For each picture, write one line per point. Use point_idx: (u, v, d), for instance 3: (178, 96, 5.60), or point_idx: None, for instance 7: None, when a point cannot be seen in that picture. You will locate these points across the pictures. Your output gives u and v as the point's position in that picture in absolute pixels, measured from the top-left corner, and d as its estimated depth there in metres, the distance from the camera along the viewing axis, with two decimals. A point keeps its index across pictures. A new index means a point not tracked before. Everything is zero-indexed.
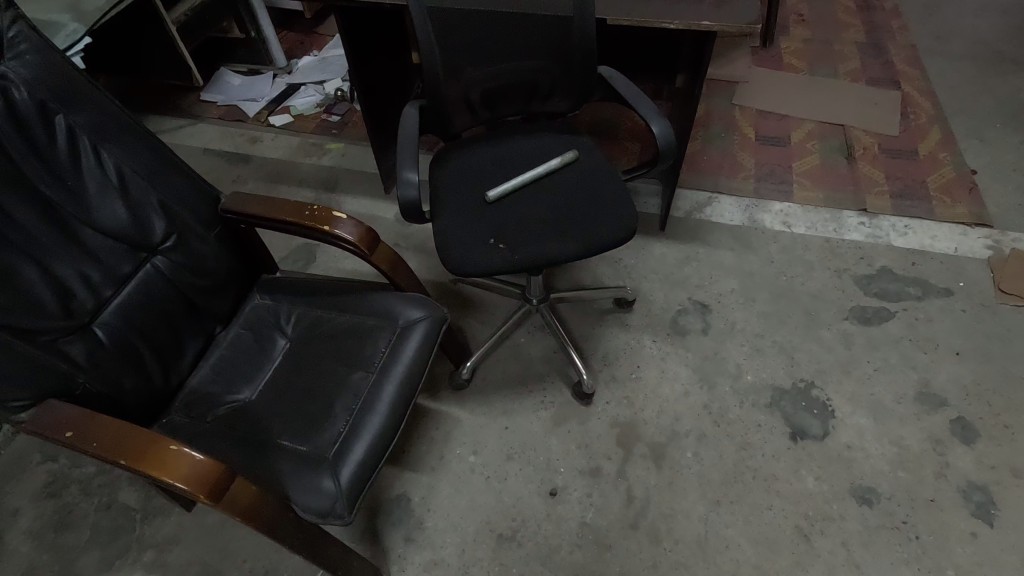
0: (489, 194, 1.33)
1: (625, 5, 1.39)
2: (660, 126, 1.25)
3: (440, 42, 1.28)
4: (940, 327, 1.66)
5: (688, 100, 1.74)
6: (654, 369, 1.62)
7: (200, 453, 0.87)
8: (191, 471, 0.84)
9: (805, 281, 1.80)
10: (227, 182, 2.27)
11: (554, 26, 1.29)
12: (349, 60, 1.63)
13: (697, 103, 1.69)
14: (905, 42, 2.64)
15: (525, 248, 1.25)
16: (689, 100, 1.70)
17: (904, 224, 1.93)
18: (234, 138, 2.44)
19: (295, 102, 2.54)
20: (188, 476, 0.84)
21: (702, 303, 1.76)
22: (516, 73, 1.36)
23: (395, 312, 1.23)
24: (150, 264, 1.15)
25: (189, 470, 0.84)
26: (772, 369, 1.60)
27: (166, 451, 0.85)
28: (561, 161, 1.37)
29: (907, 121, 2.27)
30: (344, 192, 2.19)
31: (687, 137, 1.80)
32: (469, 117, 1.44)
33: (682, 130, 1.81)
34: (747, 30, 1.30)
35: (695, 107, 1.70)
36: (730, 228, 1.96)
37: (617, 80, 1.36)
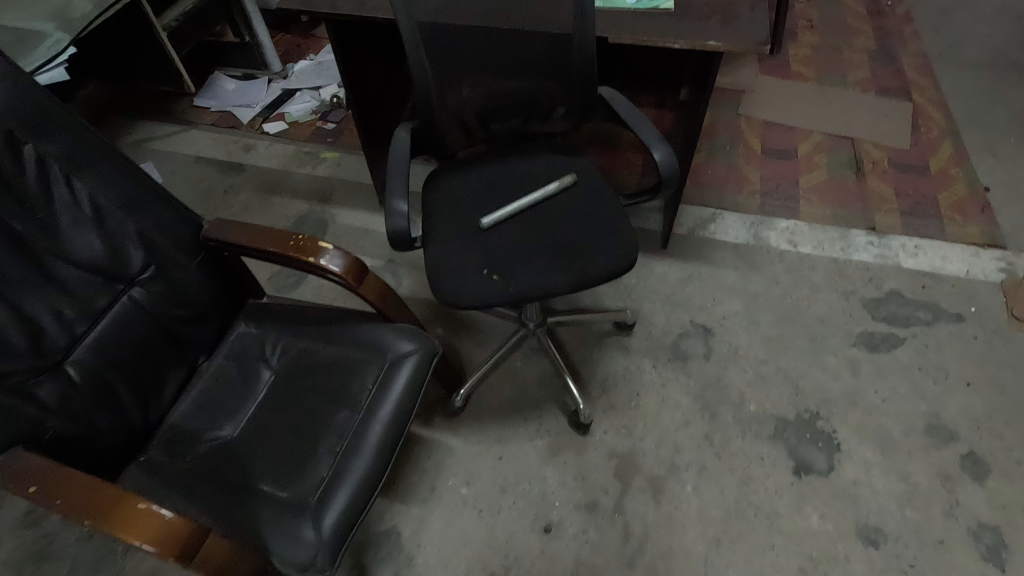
0: (483, 220, 1.27)
1: (626, 22, 1.32)
2: (662, 153, 1.19)
3: (432, 59, 1.22)
4: (950, 355, 1.61)
5: (694, 115, 1.68)
6: (654, 397, 1.57)
7: (171, 511, 0.82)
8: (161, 533, 0.79)
9: (811, 303, 1.74)
10: (219, 193, 2.21)
11: (553, 41, 1.22)
12: (339, 63, 1.58)
13: (703, 116, 1.62)
14: (917, 50, 2.57)
15: (519, 279, 1.19)
16: (694, 114, 1.64)
17: (915, 243, 1.87)
18: (227, 146, 2.38)
19: (290, 108, 2.48)
20: (158, 538, 0.79)
21: (704, 326, 1.71)
22: (513, 92, 1.30)
23: (384, 345, 1.19)
24: (127, 296, 1.10)
25: (159, 532, 0.79)
26: (775, 398, 1.55)
27: (134, 510, 0.81)
28: (559, 185, 1.32)
29: (918, 134, 2.21)
30: (338, 204, 2.13)
31: (692, 154, 1.75)
32: (464, 138, 1.38)
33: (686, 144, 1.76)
34: (756, 50, 1.23)
35: (701, 122, 1.64)
36: (734, 246, 1.90)
37: (618, 102, 1.30)
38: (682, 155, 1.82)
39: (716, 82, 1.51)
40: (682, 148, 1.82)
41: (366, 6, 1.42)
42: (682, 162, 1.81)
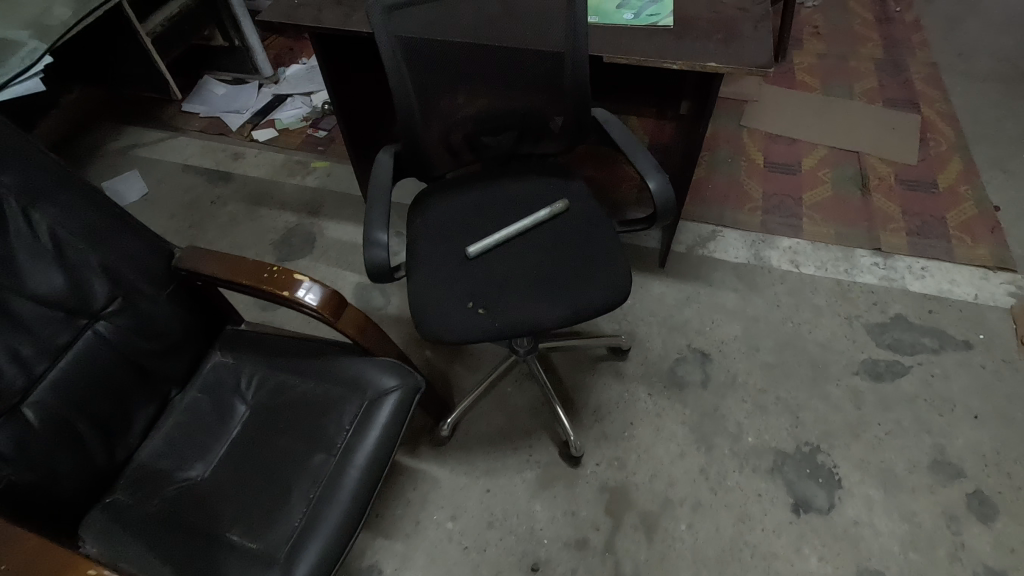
0: (470, 249, 1.21)
1: (622, 40, 1.26)
2: (658, 183, 1.13)
3: (416, 78, 1.15)
4: (956, 386, 1.55)
5: (695, 130, 1.61)
6: (648, 427, 1.51)
7: None
8: None
9: (813, 328, 1.68)
10: (206, 204, 2.15)
11: (545, 59, 1.15)
12: (326, 77, 1.50)
13: (704, 131, 1.55)
14: (925, 60, 2.49)
15: (506, 314, 1.13)
16: (695, 129, 1.57)
17: (921, 265, 1.80)
18: (215, 154, 2.32)
19: (281, 115, 2.42)
20: None
21: (702, 351, 1.65)
22: (503, 113, 1.24)
23: (364, 383, 1.13)
24: (92, 331, 1.05)
25: None
26: (774, 430, 1.49)
27: None
28: (550, 212, 1.26)
29: (926, 148, 2.14)
30: (327, 216, 2.07)
31: (692, 170, 1.68)
32: (451, 160, 1.31)
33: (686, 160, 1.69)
34: (759, 73, 1.16)
35: (703, 138, 1.57)
36: (734, 266, 1.84)
37: (613, 125, 1.24)
38: (682, 171, 1.75)
39: (717, 98, 1.44)
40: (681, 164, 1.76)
41: (351, 19, 1.36)
42: (682, 178, 1.74)
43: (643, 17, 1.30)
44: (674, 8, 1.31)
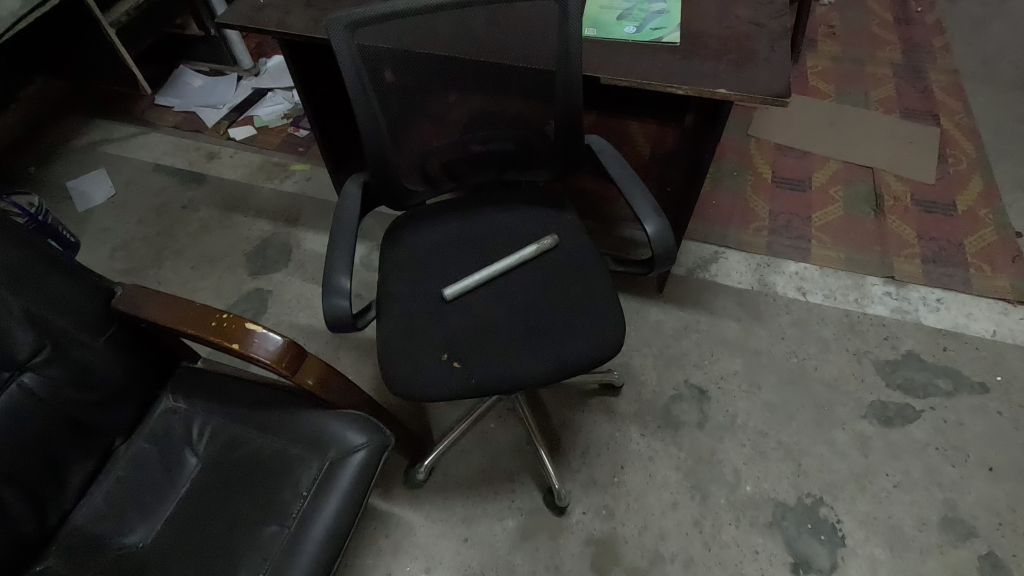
0: (447, 291, 1.09)
1: (622, 58, 1.12)
2: (655, 227, 1.01)
3: (385, 101, 1.01)
4: (970, 433, 1.45)
5: (698, 154, 1.49)
6: (639, 472, 1.41)
7: None
8: None
9: (819, 365, 1.57)
10: (177, 209, 2.01)
11: (535, 78, 1.02)
12: (297, 79, 1.37)
13: (712, 151, 1.42)
14: (946, 66, 2.35)
15: (484, 369, 1.02)
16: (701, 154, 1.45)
17: (936, 296, 1.69)
18: (189, 153, 2.18)
19: (260, 111, 2.27)
20: None
21: (700, 388, 1.54)
22: (487, 136, 1.10)
23: (324, 442, 1.03)
24: (16, 384, 0.93)
25: None
26: (774, 479, 1.40)
27: None
28: (537, 249, 1.14)
29: (945, 166, 2.01)
30: (304, 225, 1.94)
31: (698, 194, 1.56)
32: (428, 186, 1.18)
33: (690, 183, 1.57)
34: (774, 102, 1.03)
35: (709, 164, 1.46)
36: (737, 292, 1.73)
37: (609, 155, 1.11)
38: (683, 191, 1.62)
39: (727, 120, 1.33)
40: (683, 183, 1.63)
41: (320, 23, 1.23)
42: (683, 198, 1.62)
43: (646, 30, 1.16)
44: (681, 22, 1.17)
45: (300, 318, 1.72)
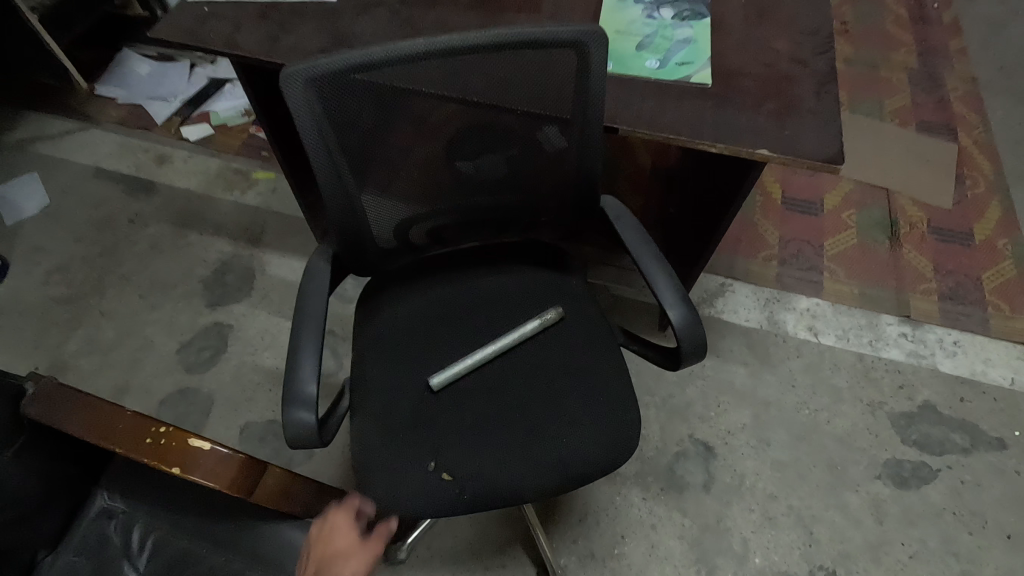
0: (434, 380, 0.93)
1: (643, 102, 0.94)
2: (682, 316, 0.85)
3: (355, 162, 0.82)
4: (988, 497, 1.37)
5: (715, 205, 1.23)
6: (641, 543, 1.30)
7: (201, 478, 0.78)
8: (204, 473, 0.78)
9: (831, 417, 1.47)
10: (122, 224, 1.78)
11: (542, 134, 0.84)
12: (249, 84, 1.16)
13: (731, 216, 1.19)
14: (963, 72, 2.20)
15: (479, 481, 0.87)
16: (724, 204, 1.18)
17: (953, 339, 1.59)
18: (136, 155, 1.93)
19: (216, 106, 2.02)
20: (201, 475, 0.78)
21: (706, 444, 1.43)
22: (481, 195, 0.93)
23: (288, 563, 0.87)
24: None
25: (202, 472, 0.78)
26: (785, 550, 1.30)
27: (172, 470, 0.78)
28: (538, 325, 0.97)
29: (962, 188, 1.88)
30: (268, 246, 1.73)
31: (713, 251, 1.32)
32: (409, 251, 1.00)
33: (700, 235, 1.34)
34: (822, 165, 0.87)
35: (732, 218, 1.20)
36: (745, 331, 1.60)
37: (625, 220, 0.94)
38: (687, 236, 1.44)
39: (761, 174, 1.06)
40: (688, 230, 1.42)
41: (279, 44, 1.01)
42: (690, 247, 1.42)
43: (671, 66, 0.98)
44: (710, 56, 1.00)
45: (265, 358, 1.53)
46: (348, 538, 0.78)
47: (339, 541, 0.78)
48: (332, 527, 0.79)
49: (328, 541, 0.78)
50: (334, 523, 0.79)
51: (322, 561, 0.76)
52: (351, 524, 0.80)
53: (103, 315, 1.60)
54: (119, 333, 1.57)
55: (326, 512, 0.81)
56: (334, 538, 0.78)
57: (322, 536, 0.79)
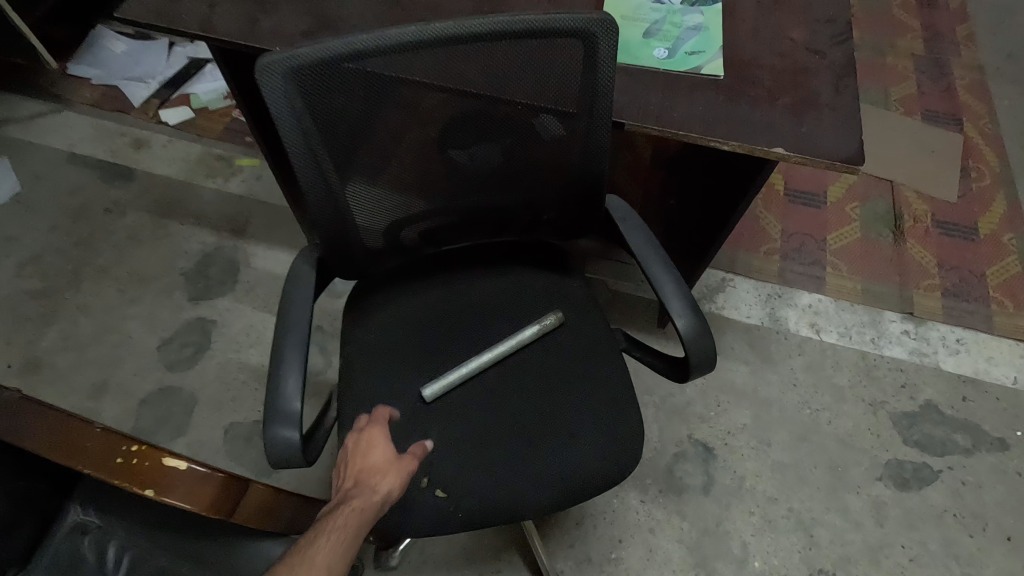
0: (426, 391, 0.88)
1: (651, 94, 0.88)
2: (690, 325, 0.80)
3: (341, 160, 0.75)
4: (989, 499, 1.35)
5: (723, 203, 1.18)
6: (640, 547, 1.27)
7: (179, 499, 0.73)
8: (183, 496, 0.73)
9: (832, 417, 1.44)
10: (98, 213, 1.70)
11: (543, 129, 0.78)
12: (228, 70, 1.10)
13: (739, 215, 1.15)
14: (970, 60, 2.15)
15: (475, 499, 0.83)
16: (732, 203, 1.14)
17: (956, 337, 1.56)
18: (112, 139, 1.83)
19: (197, 88, 1.92)
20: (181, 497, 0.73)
21: (705, 445, 1.39)
22: (476, 193, 0.86)
23: None
24: None
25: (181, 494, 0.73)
26: (785, 553, 1.28)
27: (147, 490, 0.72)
28: (537, 331, 0.92)
29: (967, 181, 1.84)
30: (253, 237, 1.66)
31: (719, 249, 1.27)
32: (399, 253, 0.94)
33: (706, 232, 1.29)
34: (841, 165, 0.82)
35: (739, 217, 1.15)
36: (746, 328, 1.56)
37: (630, 221, 0.88)
38: (688, 231, 1.39)
39: (771, 174, 1.02)
40: (691, 225, 1.37)
41: (258, 27, 0.94)
42: (694, 243, 1.37)
43: (680, 55, 0.92)
44: (722, 45, 0.93)
45: (251, 356, 1.47)
46: (386, 452, 0.74)
47: (376, 453, 0.74)
48: (369, 439, 0.76)
49: (365, 453, 0.74)
50: (370, 436, 0.76)
51: (359, 473, 0.73)
52: (387, 440, 0.77)
53: (79, 310, 1.53)
54: (96, 329, 1.50)
55: (359, 426, 0.78)
56: (370, 451, 0.75)
57: (357, 450, 0.76)
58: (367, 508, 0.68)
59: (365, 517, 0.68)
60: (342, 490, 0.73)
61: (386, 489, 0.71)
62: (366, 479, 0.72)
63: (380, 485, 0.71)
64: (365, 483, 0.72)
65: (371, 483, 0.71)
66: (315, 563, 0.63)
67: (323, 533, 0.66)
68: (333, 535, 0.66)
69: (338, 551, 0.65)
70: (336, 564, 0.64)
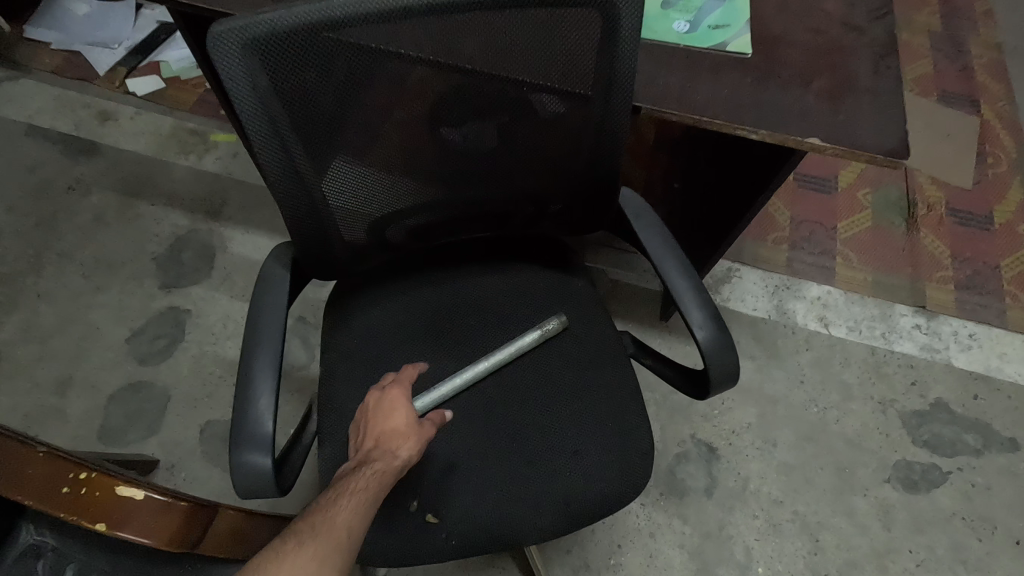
0: (415, 404, 0.79)
1: (670, 75, 0.78)
2: (711, 337, 0.72)
3: (313, 145, 0.65)
4: (999, 502, 1.30)
5: (739, 193, 1.08)
6: (640, 552, 1.22)
7: (139, 532, 0.66)
8: (146, 529, 0.66)
9: (840, 416, 1.38)
10: (61, 191, 1.57)
11: (549, 112, 0.68)
12: (190, 37, 0.98)
13: (757, 208, 1.05)
14: (989, 38, 2.04)
15: (468, 525, 0.75)
16: (750, 193, 1.04)
17: (969, 332, 1.49)
18: (75, 110, 1.69)
19: (167, 56, 1.78)
20: (143, 531, 0.66)
21: (709, 446, 1.33)
22: (469, 183, 0.77)
23: None
24: None
25: (143, 528, 0.66)
26: (790, 559, 1.23)
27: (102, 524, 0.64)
28: (538, 337, 0.84)
29: (983, 167, 1.76)
30: (230, 219, 1.54)
31: (731, 243, 1.19)
32: (384, 250, 0.84)
33: (718, 224, 1.20)
34: (884, 158, 0.72)
35: (756, 212, 1.07)
36: (752, 322, 1.49)
37: (646, 215, 0.80)
38: (695, 221, 1.30)
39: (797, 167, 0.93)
40: (699, 215, 1.28)
41: None
42: (702, 235, 1.28)
43: (703, 29, 0.82)
44: (749, 18, 0.83)
45: (228, 349, 1.38)
46: (407, 416, 0.69)
47: (397, 415, 0.69)
48: (392, 399, 0.70)
49: (385, 415, 0.69)
50: (392, 398, 0.71)
51: (380, 434, 0.68)
52: (409, 403, 0.71)
53: (41, 298, 1.42)
54: (60, 318, 1.40)
55: (384, 382, 0.73)
56: (391, 413, 0.69)
57: (379, 409, 0.70)
58: (388, 474, 0.65)
59: (386, 482, 0.65)
60: (360, 451, 0.68)
61: (408, 454, 0.67)
62: (387, 443, 0.68)
63: (402, 450, 0.67)
64: (386, 446, 0.67)
65: (393, 447, 0.67)
66: (334, 524, 0.59)
67: (344, 495, 0.62)
68: (354, 497, 0.62)
69: (359, 514, 0.61)
70: (357, 526, 0.60)
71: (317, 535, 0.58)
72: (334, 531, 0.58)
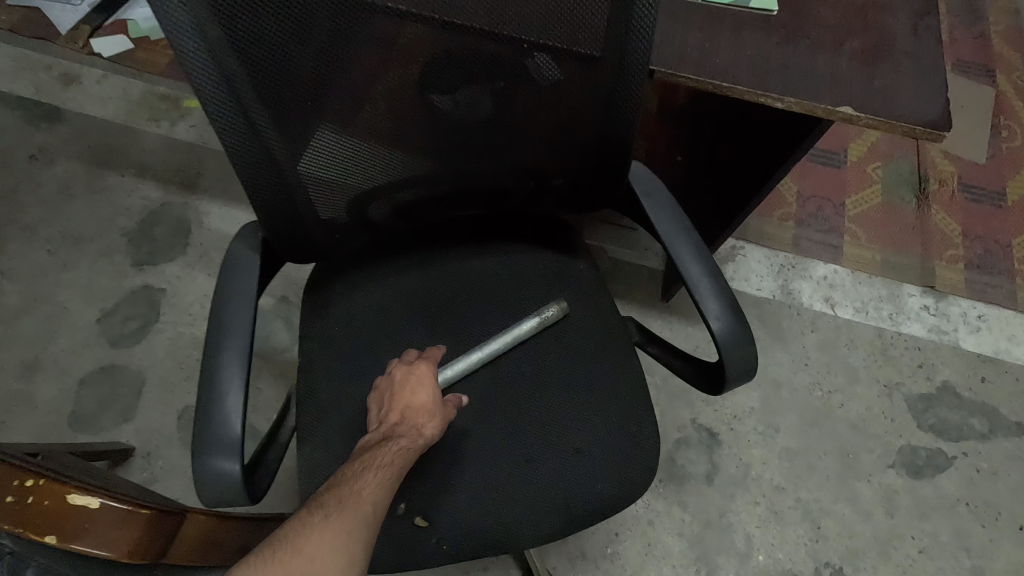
0: None
1: (686, 35, 0.70)
2: (727, 328, 0.66)
3: (279, 112, 0.57)
4: (1004, 487, 1.27)
5: (753, 170, 1.01)
6: (638, 541, 1.18)
7: (100, 540, 0.60)
8: (106, 537, 0.60)
9: (845, 400, 1.34)
10: (23, 161, 1.47)
11: (550, 75, 0.60)
12: None
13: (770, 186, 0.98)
14: (1006, 3, 1.94)
15: (459, 531, 0.69)
16: (764, 171, 0.97)
17: (978, 313, 1.45)
18: (35, 73, 1.57)
19: (135, 14, 1.62)
20: (104, 539, 0.60)
21: (710, 431, 1.29)
22: (459, 156, 0.69)
23: None
24: None
25: (104, 535, 0.60)
26: (791, 546, 1.20)
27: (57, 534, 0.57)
28: (537, 325, 0.77)
29: (998, 140, 1.69)
30: (206, 192, 1.45)
31: (739, 224, 1.12)
32: (364, 230, 0.76)
33: (726, 202, 1.13)
34: (924, 130, 0.65)
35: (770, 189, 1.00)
36: (756, 302, 1.43)
37: (658, 191, 0.72)
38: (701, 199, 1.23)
39: (818, 140, 0.86)
40: (705, 192, 1.21)
41: None
42: (708, 213, 1.22)
43: None
44: None
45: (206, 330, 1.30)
46: (435, 394, 0.66)
47: (425, 392, 0.66)
48: (420, 375, 0.67)
49: (412, 389, 0.66)
50: (418, 373, 0.68)
51: (406, 410, 0.65)
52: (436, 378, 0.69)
53: (4, 276, 1.33)
54: (26, 298, 1.32)
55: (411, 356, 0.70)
56: (418, 388, 0.66)
57: (404, 383, 0.67)
58: (413, 452, 0.63)
59: (410, 459, 0.63)
60: (383, 422, 0.66)
61: (432, 433, 0.65)
62: (412, 419, 0.65)
63: (427, 428, 0.65)
64: (411, 422, 0.65)
65: (419, 424, 0.64)
66: (361, 498, 0.57)
67: (369, 469, 0.60)
68: (379, 473, 0.60)
69: (384, 489, 0.59)
70: (381, 501, 0.58)
71: (345, 509, 0.56)
72: (362, 506, 0.57)
